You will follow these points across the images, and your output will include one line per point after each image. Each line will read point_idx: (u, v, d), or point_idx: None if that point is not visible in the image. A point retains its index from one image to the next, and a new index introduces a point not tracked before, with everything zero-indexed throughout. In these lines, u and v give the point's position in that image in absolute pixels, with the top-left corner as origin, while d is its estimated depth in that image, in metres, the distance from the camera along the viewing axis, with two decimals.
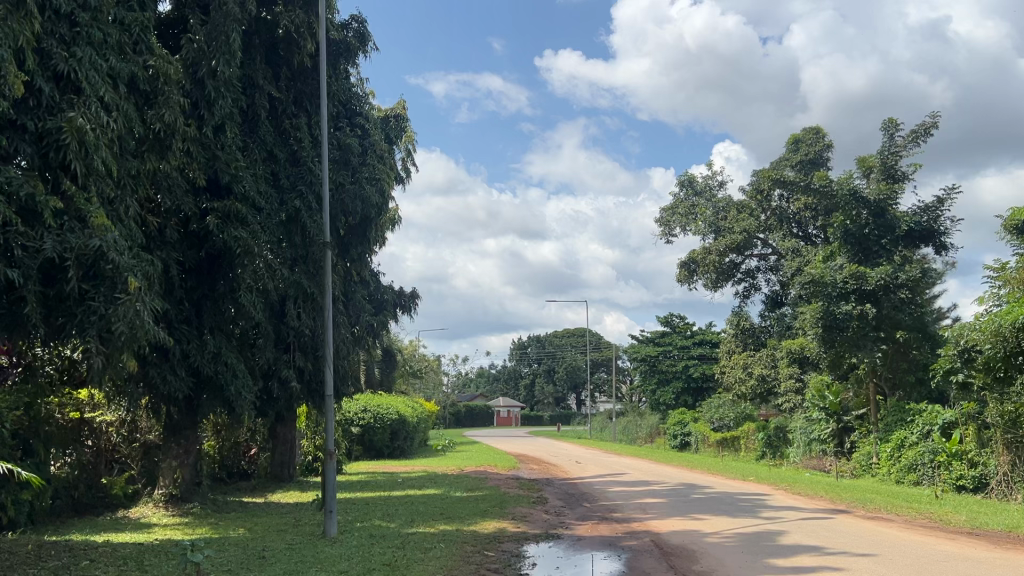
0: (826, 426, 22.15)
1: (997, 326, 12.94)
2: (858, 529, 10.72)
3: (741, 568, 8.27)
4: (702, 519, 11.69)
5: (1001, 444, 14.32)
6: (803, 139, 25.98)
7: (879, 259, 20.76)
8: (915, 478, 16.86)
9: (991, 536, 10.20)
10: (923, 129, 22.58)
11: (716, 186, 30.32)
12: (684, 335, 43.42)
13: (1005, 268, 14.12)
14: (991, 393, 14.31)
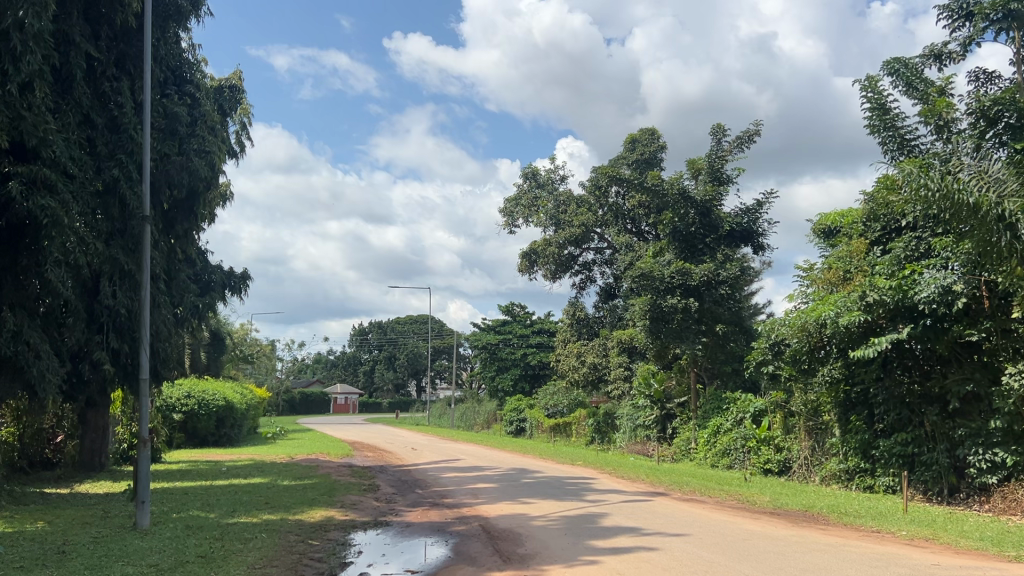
0: (650, 413, 23.24)
1: (803, 322, 13.88)
2: (673, 510, 10.96)
3: (568, 550, 8.03)
4: (529, 503, 11.63)
5: (803, 430, 15.56)
6: (639, 139, 27.10)
7: (703, 257, 22.09)
8: (728, 462, 18.02)
9: (791, 515, 10.69)
10: (746, 137, 24.08)
11: (557, 180, 31.08)
12: (524, 324, 44.34)
13: (812, 270, 15.24)
14: (797, 383, 15.42)
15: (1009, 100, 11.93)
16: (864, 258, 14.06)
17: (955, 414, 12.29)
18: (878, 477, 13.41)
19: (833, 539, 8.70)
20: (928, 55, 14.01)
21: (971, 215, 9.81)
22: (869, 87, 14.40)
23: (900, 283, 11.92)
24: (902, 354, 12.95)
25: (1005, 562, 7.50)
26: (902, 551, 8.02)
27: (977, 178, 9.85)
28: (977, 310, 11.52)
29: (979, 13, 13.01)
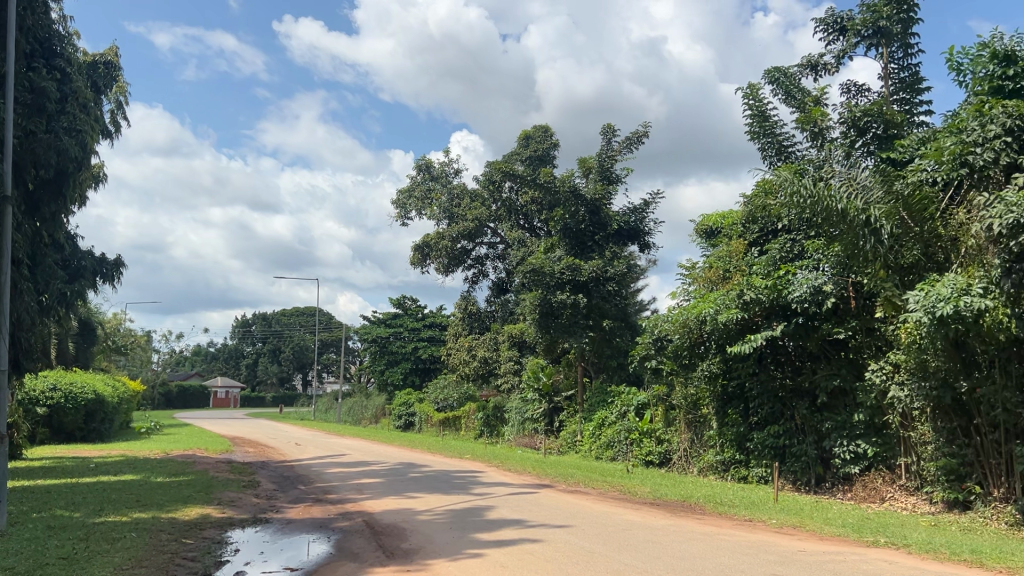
0: (539, 406, 23.55)
1: (685, 319, 14.34)
2: (557, 502, 11.12)
3: (452, 544, 8.01)
4: (415, 497, 11.56)
5: (683, 423, 16.09)
6: (533, 136, 27.33)
7: (593, 254, 22.51)
8: (611, 454, 18.45)
9: (670, 505, 11.04)
10: (636, 138, 24.67)
11: (451, 173, 31.01)
12: (415, 318, 44.05)
13: (694, 269, 15.71)
14: (678, 377, 15.89)
15: (877, 112, 12.68)
16: (742, 258, 14.63)
17: (822, 408, 12.96)
18: (752, 468, 14.02)
19: (708, 528, 9.03)
20: (805, 65, 14.69)
21: (840, 220, 10.37)
22: (751, 94, 14.98)
23: (775, 283, 12.44)
24: (776, 351, 13.53)
25: (864, 547, 7.98)
26: (771, 538, 8.40)
27: (847, 185, 10.42)
28: (844, 309, 12.24)
29: (851, 28, 13.74)
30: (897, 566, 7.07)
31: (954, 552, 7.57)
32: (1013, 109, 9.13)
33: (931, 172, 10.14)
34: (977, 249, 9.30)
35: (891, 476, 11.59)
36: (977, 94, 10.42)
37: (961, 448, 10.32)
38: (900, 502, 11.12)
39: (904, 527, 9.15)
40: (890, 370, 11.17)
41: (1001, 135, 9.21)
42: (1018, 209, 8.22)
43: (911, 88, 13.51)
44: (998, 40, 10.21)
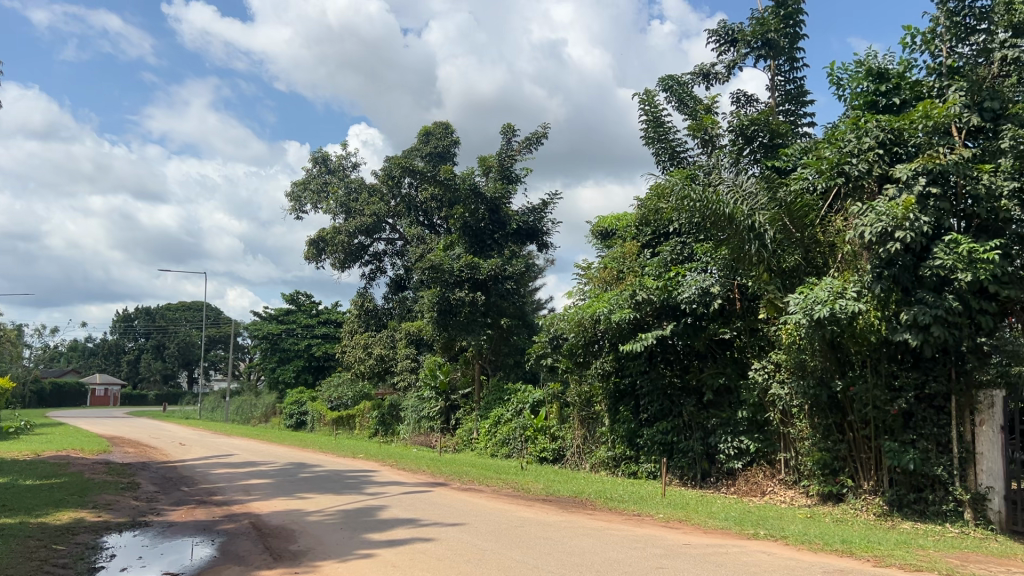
0: (435, 404, 23.47)
1: (580, 318, 14.52)
2: (450, 500, 11.09)
3: (342, 545, 7.87)
4: (305, 498, 11.29)
5: (577, 420, 16.33)
6: (433, 132, 27.18)
7: (492, 252, 22.65)
8: (506, 452, 18.57)
9: (562, 501, 11.18)
10: (535, 138, 24.90)
11: (349, 167, 30.59)
12: (308, 314, 43.13)
13: (589, 269, 15.98)
14: (572, 375, 16.13)
15: (764, 121, 13.21)
16: (635, 259, 14.98)
17: (709, 405, 13.43)
18: (641, 464, 14.38)
19: (597, 523, 9.21)
20: (698, 74, 15.15)
21: (727, 224, 10.76)
22: (646, 100, 15.34)
23: (666, 284, 12.80)
24: (665, 350, 13.90)
25: (745, 539, 8.30)
26: (658, 532, 8.64)
27: (734, 191, 10.77)
28: (730, 311, 12.69)
29: (742, 39, 14.25)
30: (775, 557, 7.39)
31: (827, 542, 7.98)
32: (886, 123, 9.70)
33: (811, 181, 10.63)
34: (852, 255, 9.83)
35: (772, 471, 12.12)
36: (853, 108, 11.00)
37: (835, 443, 10.87)
38: (779, 495, 11.65)
39: (782, 519, 9.58)
40: (771, 369, 11.66)
41: (875, 147, 9.75)
42: (887, 218, 8.76)
43: (796, 100, 14.14)
44: (874, 57, 10.79)
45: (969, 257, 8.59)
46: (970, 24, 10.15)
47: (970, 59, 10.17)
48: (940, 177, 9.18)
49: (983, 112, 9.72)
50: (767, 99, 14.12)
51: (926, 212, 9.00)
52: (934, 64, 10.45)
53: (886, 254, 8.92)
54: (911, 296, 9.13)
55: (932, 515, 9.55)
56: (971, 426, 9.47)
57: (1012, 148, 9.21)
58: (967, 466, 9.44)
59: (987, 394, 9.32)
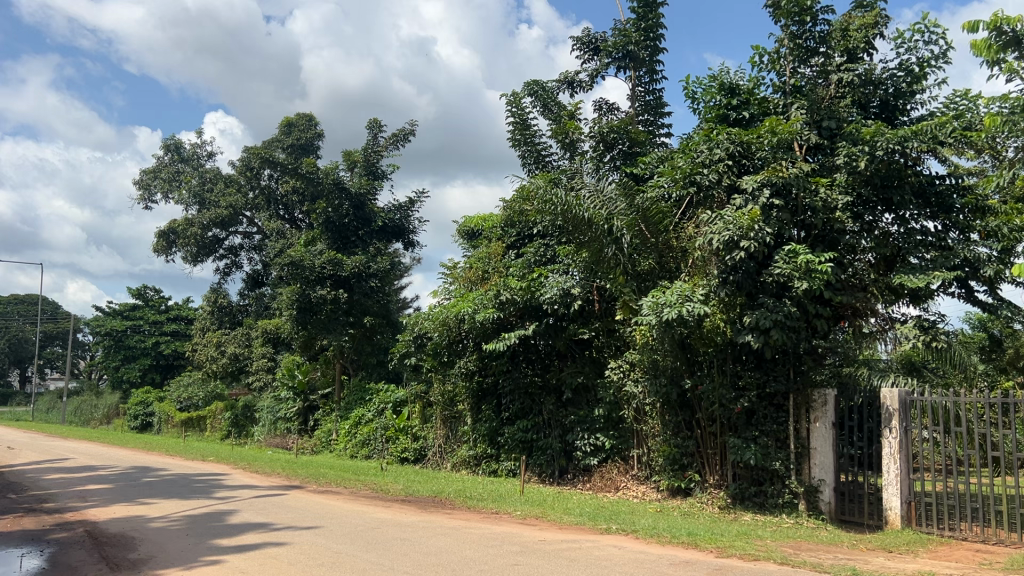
0: (292, 405, 22.87)
1: (444, 317, 14.28)
2: (305, 503, 10.80)
3: (186, 552, 7.52)
4: (147, 503, 10.70)
5: (439, 420, 16.30)
6: (296, 124, 26.44)
7: (355, 249, 22.25)
8: (366, 453, 18.29)
9: (420, 501, 11.13)
10: (402, 135, 24.66)
11: (204, 157, 29.42)
12: (157, 310, 40.99)
13: (455, 268, 15.93)
14: (435, 374, 16.08)
15: (623, 130, 13.66)
16: (500, 260, 15.11)
17: (567, 403, 13.73)
18: (501, 462, 14.52)
19: (455, 522, 9.22)
20: (562, 81, 15.46)
21: (587, 228, 10.98)
22: (512, 103, 15.51)
23: (528, 285, 12.95)
24: (528, 350, 14.02)
25: (598, 534, 8.54)
26: (514, 530, 8.74)
27: (594, 197, 11.01)
28: (589, 311, 12.94)
29: (604, 49, 14.63)
30: (626, 551, 7.64)
31: (674, 535, 8.32)
32: (735, 136, 10.20)
33: (666, 189, 11.05)
34: (702, 261, 10.30)
35: (625, 466, 12.53)
36: (706, 121, 11.52)
37: (684, 439, 11.35)
38: (631, 490, 12.07)
39: (633, 514, 9.90)
40: (626, 369, 12.04)
41: (725, 159, 10.28)
42: (734, 227, 9.21)
43: (655, 110, 14.69)
44: (725, 73, 11.35)
45: (806, 267, 9.16)
46: (811, 47, 10.79)
47: (811, 79, 10.87)
48: (783, 189, 9.75)
49: (822, 130, 10.52)
50: (628, 108, 14.57)
51: (769, 222, 9.56)
52: (779, 82, 11.11)
53: (732, 261, 9.39)
54: (754, 300, 9.72)
55: (771, 507, 10.15)
56: (806, 423, 10.09)
57: (846, 164, 9.88)
58: (802, 460, 10.08)
59: (819, 393, 9.95)
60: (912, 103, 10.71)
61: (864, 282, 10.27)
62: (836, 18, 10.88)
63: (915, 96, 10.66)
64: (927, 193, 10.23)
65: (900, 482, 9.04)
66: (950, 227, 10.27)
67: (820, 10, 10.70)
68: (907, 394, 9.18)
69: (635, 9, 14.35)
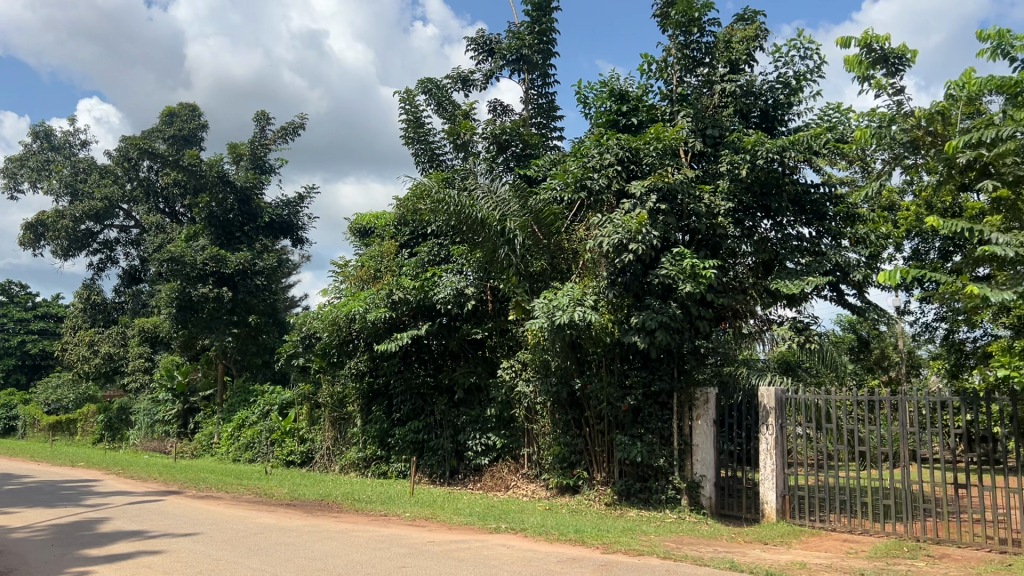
0: (171, 407, 21.89)
1: (333, 317, 13.98)
2: (183, 509, 10.37)
3: (51, 563, 7.07)
4: (8, 513, 10.01)
5: (327, 422, 15.98)
6: (178, 114, 25.38)
7: (240, 245, 21.50)
8: (250, 456, 17.70)
9: (306, 505, 10.87)
10: (292, 129, 24.06)
11: (77, 146, 27.87)
12: (23, 307, 38.58)
13: (345, 266, 15.64)
14: (324, 375, 15.76)
15: (516, 132, 13.75)
16: (392, 259, 14.94)
17: (459, 403, 13.72)
18: (391, 464, 14.37)
19: (342, 526, 9.05)
20: (456, 80, 15.42)
21: (479, 228, 10.94)
22: (406, 100, 15.37)
23: (421, 284, 12.82)
24: (420, 350, 13.88)
25: (487, 533, 8.54)
26: (403, 531, 8.65)
27: (487, 197, 10.99)
28: (482, 311, 13.02)
29: (498, 50, 14.71)
30: (514, 549, 7.68)
31: (562, 532, 8.43)
32: (624, 141, 10.43)
33: (558, 191, 11.17)
34: (592, 262, 10.48)
35: (516, 465, 12.60)
36: (597, 125, 11.72)
37: (574, 437, 11.52)
38: (521, 489, 12.14)
39: (522, 512, 9.97)
40: (518, 368, 12.12)
41: (614, 164, 10.48)
42: (623, 230, 9.39)
43: (547, 113, 14.87)
44: (616, 79, 11.59)
45: (691, 270, 9.48)
46: (697, 57, 11.16)
47: (697, 88, 11.21)
48: (669, 195, 10.02)
49: (706, 138, 10.87)
50: (521, 110, 14.67)
51: (656, 226, 9.76)
52: (667, 90, 11.44)
53: (620, 264, 9.59)
54: (641, 302, 9.95)
55: (655, 502, 10.42)
56: (688, 421, 10.46)
57: (729, 172, 10.30)
58: (685, 456, 10.44)
59: (702, 391, 10.32)
60: (789, 115, 11.23)
61: (745, 285, 10.77)
62: (720, 30, 11.32)
63: (792, 107, 11.18)
64: (802, 201, 10.74)
65: (775, 476, 9.51)
66: (824, 233, 10.80)
67: (706, 22, 11.09)
68: (782, 392, 9.63)
69: (528, 12, 14.47)
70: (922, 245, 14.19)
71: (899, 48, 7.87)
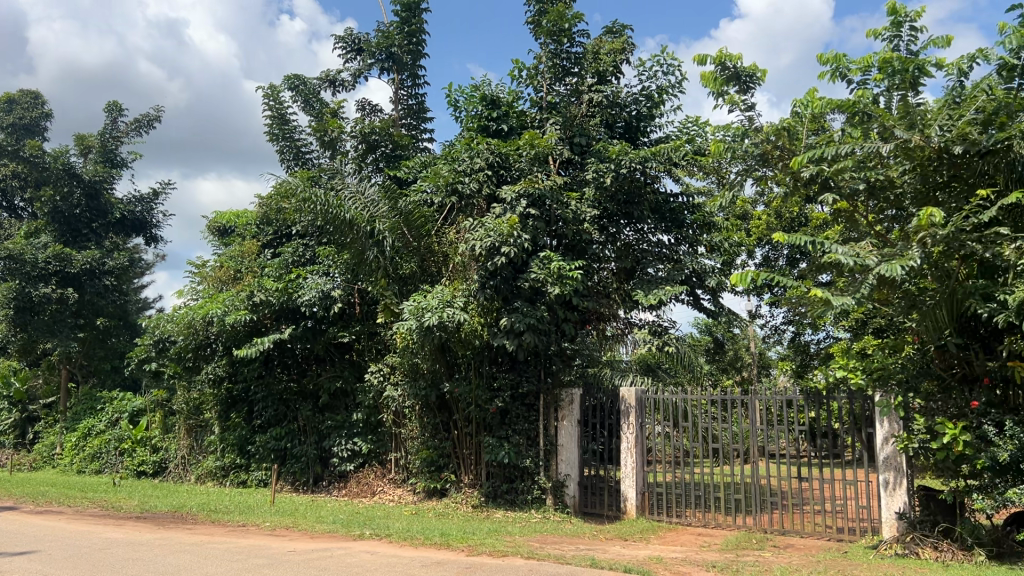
0: (6, 417, 20.17)
1: (190, 319, 13.37)
2: (19, 526, 9.62)
3: None
4: None
5: (183, 429, 15.26)
6: (18, 101, 23.58)
7: (87, 243, 20.26)
8: (96, 468, 16.60)
9: (158, 518, 10.32)
10: (146, 121, 22.86)
11: None
12: None
13: (203, 267, 14.98)
14: (180, 381, 15.04)
15: (386, 132, 13.61)
16: (254, 259, 14.48)
17: (324, 408, 13.40)
18: (251, 472, 13.88)
19: (197, 538, 8.66)
20: (324, 78, 15.10)
21: (347, 230, 10.69)
22: (270, 96, 14.92)
23: (284, 286, 12.45)
24: (283, 354, 13.47)
25: (351, 541, 8.40)
26: (262, 541, 8.37)
27: (355, 198, 10.76)
28: (350, 314, 12.84)
29: (366, 49, 14.49)
30: (378, 555, 7.59)
31: (427, 536, 8.40)
32: (495, 147, 10.55)
33: (428, 194, 11.13)
34: (461, 265, 10.52)
35: (382, 471, 12.46)
36: (468, 129, 11.75)
37: (442, 440, 11.47)
38: (387, 494, 11.99)
39: (388, 518, 9.86)
40: (387, 372, 11.99)
41: (485, 168, 10.60)
42: (495, 234, 9.46)
43: (417, 115, 14.79)
44: (487, 85, 11.66)
45: (559, 273, 9.69)
46: (566, 66, 11.46)
47: (565, 97, 11.50)
48: (538, 201, 10.13)
49: (573, 146, 11.17)
50: (390, 111, 14.53)
51: (526, 230, 9.86)
52: (537, 97, 11.58)
53: (492, 267, 9.67)
54: (510, 305, 10.07)
55: (521, 503, 10.52)
56: (554, 421, 10.67)
57: (594, 180, 10.60)
58: (550, 457, 10.62)
59: (567, 393, 10.58)
60: (652, 126, 11.64)
61: (609, 289, 11.14)
62: (588, 41, 11.62)
63: (654, 119, 11.61)
64: (662, 210, 11.10)
65: (635, 474, 9.88)
66: (681, 241, 11.30)
67: (576, 32, 11.36)
68: (643, 393, 10.07)
69: (398, 12, 14.36)
70: (772, 253, 15.01)
71: (751, 67, 8.32)
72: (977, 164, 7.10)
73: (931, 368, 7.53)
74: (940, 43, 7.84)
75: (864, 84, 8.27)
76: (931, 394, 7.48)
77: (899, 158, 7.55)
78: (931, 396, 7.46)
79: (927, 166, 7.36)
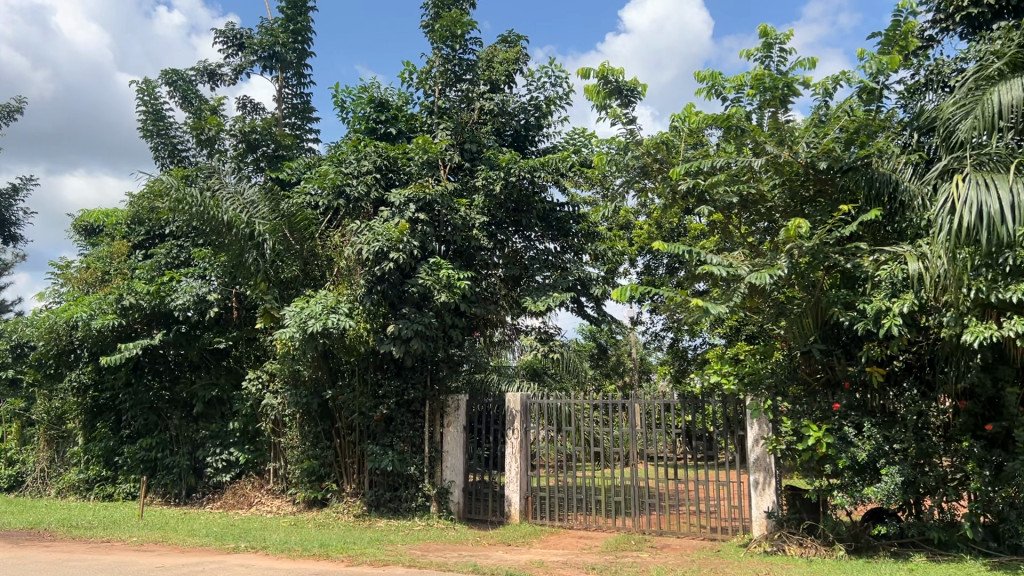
0: None
1: (51, 324, 12.44)
2: None
3: None
4: None
5: (41, 441, 14.31)
6: None
7: None
8: None
9: (12, 535, 9.63)
10: (6, 112, 21.42)
11: None
12: None
13: (67, 268, 14.12)
14: (39, 390, 14.10)
15: (268, 133, 13.27)
16: (124, 261, 13.75)
17: (198, 417, 12.88)
18: (118, 485, 13.20)
19: (55, 556, 8.13)
20: (202, 73, 14.55)
21: (225, 233, 10.23)
22: (144, 90, 14.25)
23: (157, 289, 11.85)
24: (153, 360, 12.77)
25: (224, 554, 8.08)
26: (127, 557, 7.94)
27: (234, 199, 10.37)
28: (226, 319, 12.46)
29: (249, 45, 14.08)
30: (253, 569, 7.33)
31: (305, 548, 8.18)
32: (382, 150, 10.47)
33: (312, 196, 10.89)
34: (347, 269, 10.35)
35: (260, 481, 12.08)
36: (355, 131, 11.56)
37: (323, 449, 11.15)
38: (265, 505, 11.65)
39: (264, 529, 9.56)
40: (266, 379, 11.57)
41: (372, 171, 10.47)
42: (384, 238, 9.33)
43: (302, 114, 14.46)
44: (376, 88, 11.51)
45: (447, 280, 9.62)
46: (457, 73, 11.43)
47: (455, 102, 11.44)
48: (427, 206, 10.08)
49: (464, 152, 11.14)
50: (273, 109, 14.14)
51: (414, 236, 9.76)
52: (427, 102, 11.54)
53: (380, 272, 9.54)
54: (397, 310, 9.95)
55: (404, 511, 10.41)
56: (439, 428, 10.61)
57: (484, 187, 10.67)
58: (435, 464, 10.54)
59: (453, 398, 10.55)
60: (539, 135, 11.80)
61: (496, 296, 11.28)
62: (481, 49, 11.64)
63: (542, 129, 11.77)
64: (549, 218, 11.25)
65: (519, 479, 9.92)
66: (567, 248, 11.43)
67: (468, 39, 11.37)
68: (527, 397, 10.12)
69: (283, 9, 14.01)
70: (653, 261, 15.45)
71: (631, 82, 8.58)
72: (839, 180, 7.55)
73: (797, 373, 7.90)
74: (806, 64, 8.30)
75: (738, 101, 8.64)
76: (798, 398, 7.78)
77: (770, 172, 7.88)
78: (798, 399, 7.74)
79: (795, 181, 7.76)
